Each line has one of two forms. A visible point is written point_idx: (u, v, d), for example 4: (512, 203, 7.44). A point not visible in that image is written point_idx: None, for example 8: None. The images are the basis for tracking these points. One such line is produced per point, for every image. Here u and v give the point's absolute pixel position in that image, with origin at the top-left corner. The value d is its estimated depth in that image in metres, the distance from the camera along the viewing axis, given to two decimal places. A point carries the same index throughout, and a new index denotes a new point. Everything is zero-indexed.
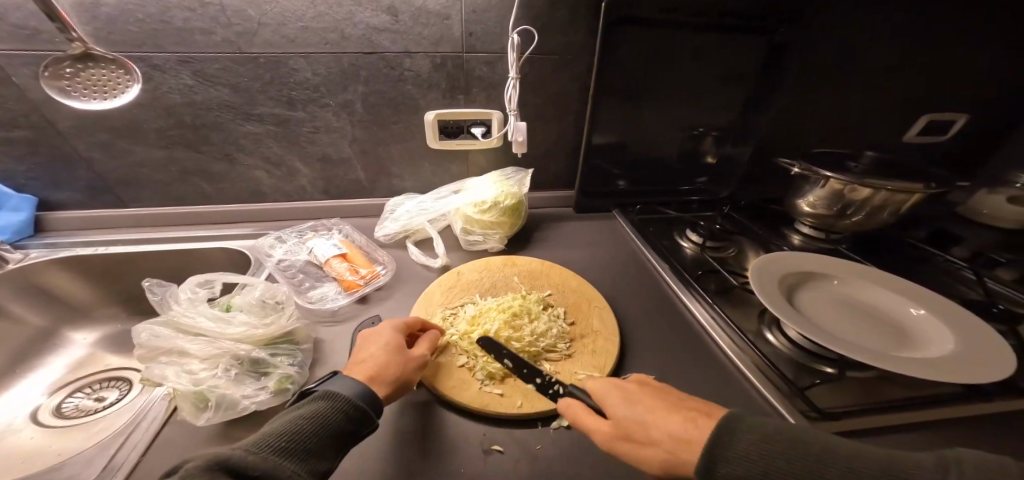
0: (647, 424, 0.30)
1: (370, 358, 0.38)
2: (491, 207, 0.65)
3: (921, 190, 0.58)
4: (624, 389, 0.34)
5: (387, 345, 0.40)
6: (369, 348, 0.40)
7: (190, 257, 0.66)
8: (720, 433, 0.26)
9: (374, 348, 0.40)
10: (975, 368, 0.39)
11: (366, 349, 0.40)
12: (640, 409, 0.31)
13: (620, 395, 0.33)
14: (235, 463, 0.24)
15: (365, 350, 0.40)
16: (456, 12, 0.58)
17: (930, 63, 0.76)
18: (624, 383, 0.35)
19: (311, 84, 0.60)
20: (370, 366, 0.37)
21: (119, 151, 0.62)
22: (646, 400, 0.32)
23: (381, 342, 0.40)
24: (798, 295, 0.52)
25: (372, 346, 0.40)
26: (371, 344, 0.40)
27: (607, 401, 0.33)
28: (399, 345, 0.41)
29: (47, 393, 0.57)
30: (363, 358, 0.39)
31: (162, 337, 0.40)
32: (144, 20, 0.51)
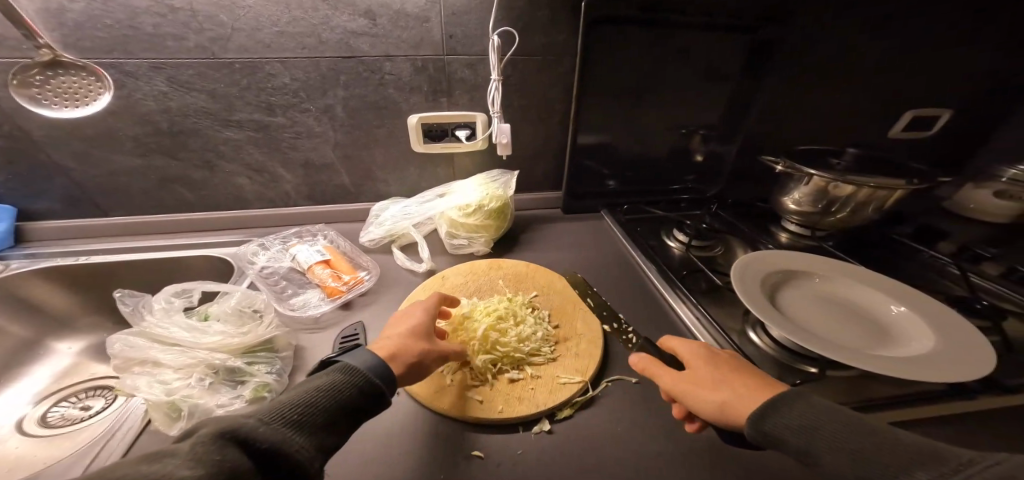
0: (719, 383, 0.33)
1: (392, 342, 0.38)
2: (476, 209, 0.65)
3: (903, 185, 0.59)
4: (715, 354, 0.37)
5: (411, 327, 0.40)
6: (394, 332, 0.40)
7: (173, 265, 0.65)
8: (777, 401, 0.29)
9: (398, 333, 0.39)
10: (956, 366, 0.39)
11: (391, 332, 0.40)
12: (718, 372, 0.34)
13: (710, 359, 0.36)
14: (245, 434, 0.23)
15: (391, 333, 0.40)
16: (435, 14, 0.58)
17: (913, 59, 0.77)
18: (716, 351, 0.38)
19: (290, 89, 0.60)
20: (390, 347, 0.37)
21: (97, 159, 0.61)
22: (726, 368, 0.35)
23: (408, 328, 0.40)
24: (780, 295, 0.52)
25: (399, 330, 0.40)
26: (398, 329, 0.40)
27: (693, 360, 0.37)
28: (428, 333, 0.41)
29: (34, 401, 0.57)
30: (386, 339, 0.39)
31: (137, 348, 0.39)
32: (113, 26, 0.50)
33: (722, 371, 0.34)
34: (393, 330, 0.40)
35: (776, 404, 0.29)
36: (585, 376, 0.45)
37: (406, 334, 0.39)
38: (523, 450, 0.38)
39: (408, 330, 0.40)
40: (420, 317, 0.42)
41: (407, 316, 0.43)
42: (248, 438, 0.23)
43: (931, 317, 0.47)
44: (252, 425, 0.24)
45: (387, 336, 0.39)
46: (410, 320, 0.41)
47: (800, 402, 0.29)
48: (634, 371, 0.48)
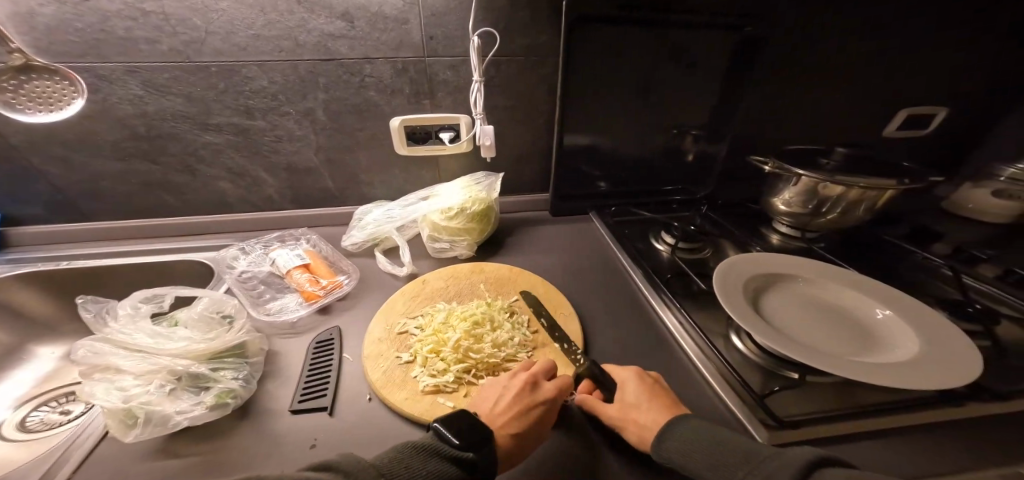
0: (641, 413, 0.37)
1: (529, 437, 0.35)
2: (458, 212, 0.64)
3: (894, 185, 0.57)
4: (644, 381, 0.40)
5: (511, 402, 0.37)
6: (530, 421, 0.36)
7: (154, 270, 0.65)
8: (673, 434, 0.34)
9: (533, 425, 0.36)
10: (941, 373, 0.38)
11: (526, 419, 0.36)
12: (642, 400, 0.38)
13: (639, 386, 0.40)
14: None
15: (526, 422, 0.36)
16: (414, 16, 0.57)
17: (905, 57, 0.75)
18: (646, 378, 0.41)
19: (268, 93, 0.60)
20: (519, 443, 0.35)
21: (76, 164, 0.61)
22: (651, 398, 0.38)
23: (546, 420, 0.37)
24: (763, 299, 0.51)
25: (525, 417, 0.36)
26: (523, 412, 0.37)
27: (624, 386, 0.40)
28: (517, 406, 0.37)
29: (13, 406, 0.56)
30: (509, 426, 0.35)
31: (100, 354, 0.38)
32: (85, 30, 0.50)
33: (646, 399, 0.38)
34: (509, 411, 0.36)
35: (677, 433, 0.34)
36: None
37: (541, 427, 0.36)
38: None
39: (541, 422, 0.37)
40: (557, 402, 0.39)
41: (536, 396, 0.38)
42: None
43: (916, 321, 0.46)
44: None
45: (521, 425, 0.35)
46: (548, 407, 0.38)
47: (691, 432, 0.34)
48: None
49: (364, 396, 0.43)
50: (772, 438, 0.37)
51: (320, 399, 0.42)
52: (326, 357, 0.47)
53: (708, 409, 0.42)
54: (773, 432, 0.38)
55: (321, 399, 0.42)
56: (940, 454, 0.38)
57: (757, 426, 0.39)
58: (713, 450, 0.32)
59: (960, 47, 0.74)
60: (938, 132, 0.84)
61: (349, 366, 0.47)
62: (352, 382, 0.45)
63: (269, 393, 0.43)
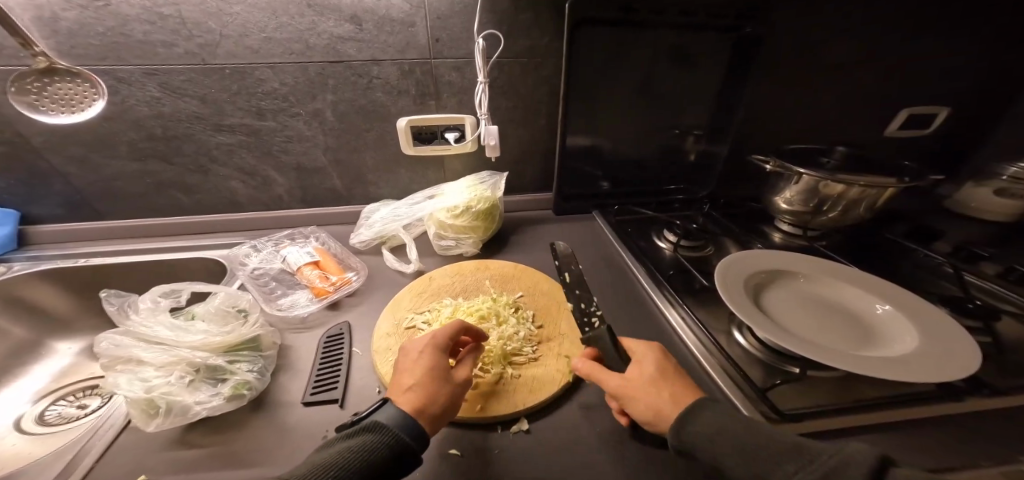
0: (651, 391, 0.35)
1: (425, 384, 0.36)
2: (463, 210, 0.65)
3: (894, 183, 0.58)
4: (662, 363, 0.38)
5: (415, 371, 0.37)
6: (414, 372, 0.37)
7: (167, 267, 0.67)
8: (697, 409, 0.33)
9: (419, 372, 0.37)
10: (940, 365, 0.39)
11: (410, 374, 0.37)
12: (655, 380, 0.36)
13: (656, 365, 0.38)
14: None
15: (410, 376, 0.37)
16: (421, 19, 0.59)
17: (906, 56, 0.76)
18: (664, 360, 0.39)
19: (279, 94, 0.61)
20: (415, 393, 0.35)
21: (94, 164, 0.63)
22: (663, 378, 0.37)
23: (431, 361, 0.38)
24: (764, 295, 0.52)
25: (410, 372, 0.37)
26: (405, 372, 0.38)
27: (641, 362, 0.39)
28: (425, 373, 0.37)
29: (33, 400, 0.58)
30: (396, 390, 0.36)
31: (122, 347, 0.40)
32: (106, 33, 0.52)
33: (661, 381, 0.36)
34: (396, 379, 0.38)
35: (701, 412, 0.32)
36: (565, 377, 0.45)
37: (429, 370, 0.37)
38: (499, 449, 0.38)
39: (428, 368, 0.37)
40: (431, 346, 0.39)
41: (412, 352, 0.40)
42: None
43: (916, 316, 0.47)
44: None
45: (408, 380, 0.36)
46: (425, 355, 0.38)
47: (714, 411, 0.32)
48: None
49: (374, 388, 0.44)
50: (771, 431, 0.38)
51: (331, 392, 0.43)
52: (336, 351, 0.49)
53: None
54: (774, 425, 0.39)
55: (333, 392, 0.43)
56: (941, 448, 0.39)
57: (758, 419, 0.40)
58: (734, 424, 0.31)
59: (961, 46, 0.75)
60: (939, 131, 0.85)
61: (359, 360, 0.48)
62: (363, 375, 0.46)
63: (282, 386, 0.44)
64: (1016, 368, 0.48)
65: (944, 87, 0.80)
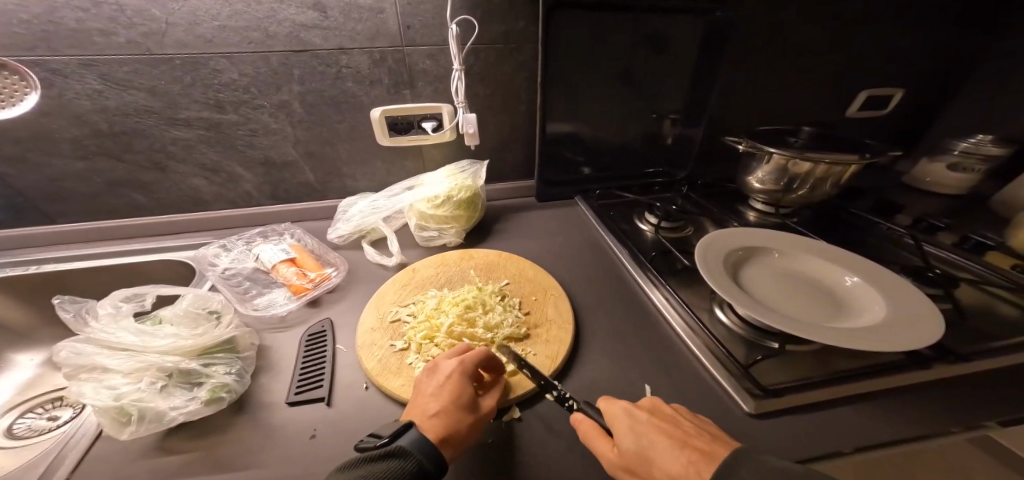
0: (649, 462, 0.31)
1: (450, 414, 0.35)
2: (445, 201, 0.64)
3: (856, 161, 0.61)
4: (634, 421, 0.33)
5: (440, 396, 0.36)
6: (440, 399, 0.36)
7: (130, 271, 0.62)
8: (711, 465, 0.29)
9: (444, 400, 0.36)
10: (907, 333, 0.41)
11: (435, 400, 0.36)
12: (647, 442, 0.31)
13: (632, 425, 0.33)
14: None
15: (435, 402, 0.36)
16: (390, 5, 0.56)
17: (865, 41, 0.79)
18: (639, 413, 0.34)
19: (239, 86, 0.58)
20: (439, 421, 0.34)
21: (35, 164, 0.58)
22: (652, 436, 0.32)
23: (457, 389, 0.36)
24: (742, 273, 0.54)
25: (436, 397, 0.36)
26: (431, 396, 0.37)
27: (622, 423, 0.34)
28: (453, 399, 0.36)
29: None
30: (420, 414, 0.35)
31: (83, 354, 0.37)
32: (32, 21, 0.47)
33: (652, 439, 0.31)
34: (421, 400, 0.37)
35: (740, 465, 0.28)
36: (555, 363, 0.45)
37: (455, 399, 0.36)
38: (493, 438, 0.38)
39: (455, 394, 0.36)
40: (459, 373, 0.38)
41: (439, 376, 0.38)
42: None
43: (881, 286, 0.50)
44: None
45: (433, 406, 0.36)
46: (451, 381, 0.37)
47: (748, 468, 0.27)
48: (605, 354, 0.49)
49: (362, 385, 0.43)
50: (757, 406, 0.40)
51: (318, 391, 0.42)
52: (319, 349, 0.47)
53: (696, 382, 0.45)
54: (757, 400, 0.41)
55: (319, 391, 0.42)
56: (908, 416, 0.42)
57: (743, 396, 0.42)
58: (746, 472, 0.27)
59: (913, 30, 0.79)
60: (896, 112, 0.89)
61: (343, 357, 0.47)
62: (349, 372, 0.45)
63: (264, 387, 0.42)
64: (970, 333, 0.52)
65: (899, 70, 0.84)
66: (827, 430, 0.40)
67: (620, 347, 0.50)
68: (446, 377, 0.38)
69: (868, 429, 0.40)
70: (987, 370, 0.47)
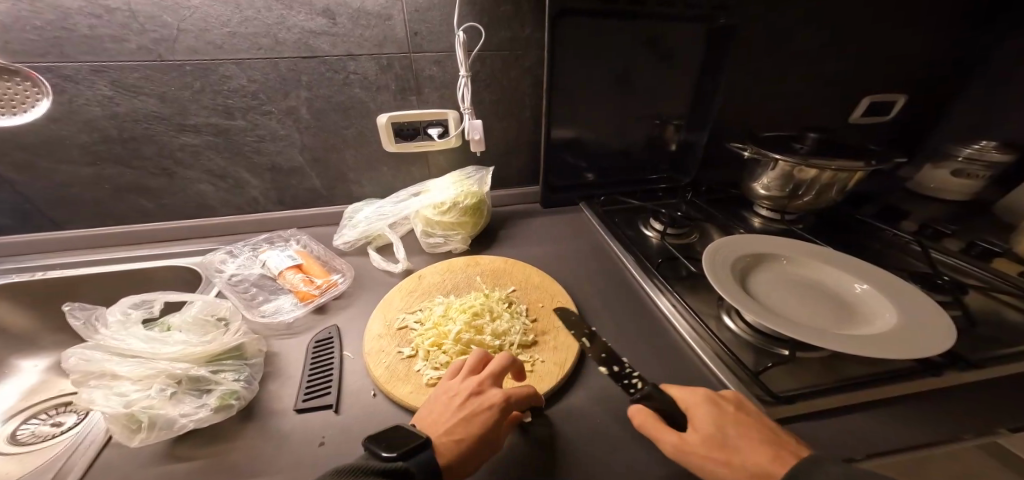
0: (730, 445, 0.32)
1: (473, 447, 0.33)
2: (451, 207, 0.64)
3: (862, 167, 0.61)
4: (722, 409, 0.35)
5: (471, 423, 0.34)
6: (469, 427, 0.34)
7: (137, 276, 0.63)
8: None
9: (475, 432, 0.34)
10: (919, 341, 0.41)
11: (463, 425, 0.34)
12: (730, 431, 0.33)
13: (713, 414, 0.35)
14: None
15: (463, 428, 0.34)
16: (398, 12, 0.57)
17: (867, 47, 0.80)
18: (722, 405, 0.36)
19: (248, 92, 0.58)
20: (460, 451, 0.33)
21: (44, 169, 0.58)
22: (736, 425, 0.34)
23: (490, 428, 0.34)
24: (750, 279, 0.54)
25: (465, 423, 0.34)
26: (460, 418, 0.35)
27: (695, 414, 0.35)
28: (482, 436, 0.34)
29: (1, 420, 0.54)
30: (443, 433, 0.34)
31: (92, 361, 0.37)
32: (45, 28, 0.48)
33: (736, 429, 0.33)
34: (449, 417, 0.35)
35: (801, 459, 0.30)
36: (563, 369, 0.45)
37: (487, 436, 0.34)
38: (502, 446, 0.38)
39: (486, 431, 0.34)
40: (498, 410, 0.36)
41: (477, 402, 0.36)
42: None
43: (890, 293, 0.49)
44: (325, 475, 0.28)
45: (459, 431, 0.34)
46: (490, 413, 0.35)
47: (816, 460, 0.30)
48: (614, 361, 0.48)
49: (369, 391, 0.43)
50: (767, 413, 0.40)
51: (326, 397, 0.42)
52: (327, 356, 0.47)
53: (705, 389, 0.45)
54: (768, 407, 0.41)
55: (327, 398, 0.42)
56: (920, 423, 0.41)
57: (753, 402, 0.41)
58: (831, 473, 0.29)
59: (915, 35, 0.79)
60: (898, 117, 0.90)
61: (351, 364, 0.47)
62: (356, 379, 0.45)
63: (272, 394, 0.42)
64: (980, 340, 0.52)
65: (901, 75, 0.84)
66: (840, 436, 0.39)
67: (628, 354, 0.49)
68: (487, 407, 0.36)
69: (881, 435, 0.40)
70: (998, 376, 0.47)
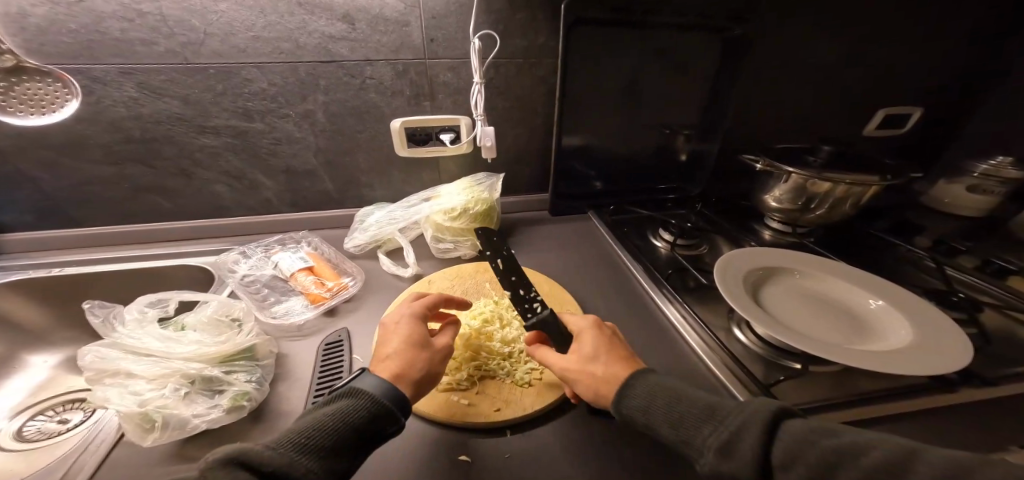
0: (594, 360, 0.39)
1: (405, 352, 0.38)
2: (461, 213, 0.65)
3: (877, 182, 0.60)
4: (601, 334, 0.42)
5: (400, 338, 0.39)
6: (394, 342, 0.39)
7: (152, 275, 0.64)
8: None
9: (400, 340, 0.39)
10: (933, 359, 0.40)
11: (390, 344, 0.39)
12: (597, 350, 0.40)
13: (593, 338, 0.41)
14: (258, 461, 0.24)
15: (390, 345, 0.39)
16: (416, 19, 0.58)
17: (881, 60, 0.79)
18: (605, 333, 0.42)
19: (267, 95, 0.59)
20: (397, 359, 0.37)
21: (67, 168, 0.60)
22: (609, 348, 0.40)
23: (411, 332, 0.40)
24: (762, 291, 0.54)
25: (390, 342, 0.39)
26: (386, 342, 0.40)
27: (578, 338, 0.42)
28: (411, 341, 0.39)
29: (9, 415, 0.54)
30: (378, 358, 0.38)
31: (107, 359, 0.38)
32: (78, 31, 0.49)
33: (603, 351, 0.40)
34: (378, 349, 0.39)
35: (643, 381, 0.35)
36: None
37: (409, 338, 0.39)
38: (510, 453, 0.38)
39: (410, 337, 0.39)
40: (409, 320, 0.41)
41: (390, 326, 0.42)
42: (257, 463, 0.24)
43: (907, 310, 0.49)
44: (274, 451, 0.26)
45: (389, 348, 0.39)
46: (404, 326, 0.41)
47: (653, 387, 0.35)
48: None
49: None
50: None
51: None
52: (337, 358, 0.47)
53: None
54: None
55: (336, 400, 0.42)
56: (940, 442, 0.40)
57: None
58: (666, 406, 0.33)
59: (930, 48, 0.79)
60: (913, 131, 0.89)
61: (360, 367, 0.47)
62: None
63: (283, 396, 0.42)
64: (1000, 359, 0.51)
65: (916, 88, 0.84)
66: None
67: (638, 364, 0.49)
68: (401, 323, 0.41)
69: None
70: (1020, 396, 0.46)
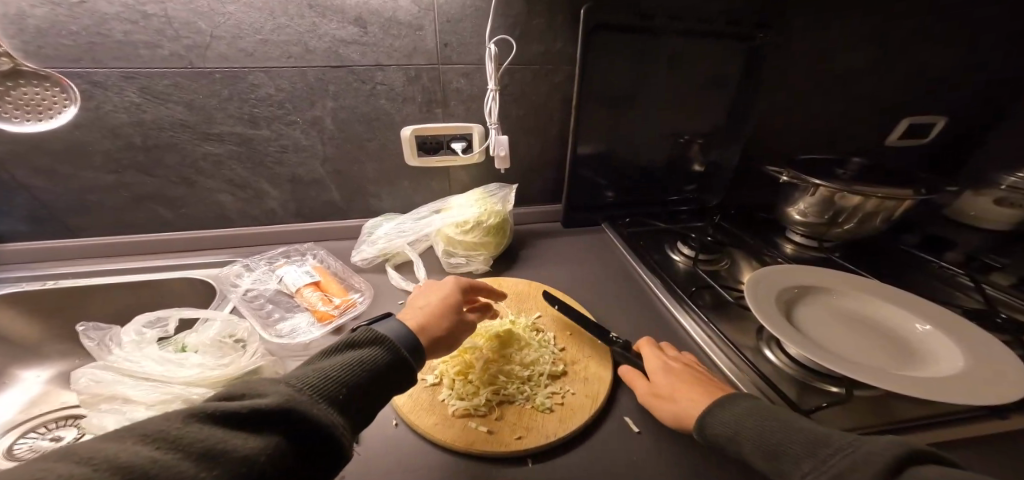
0: (676, 391, 0.39)
1: (437, 310, 0.41)
2: (474, 226, 0.62)
3: (911, 196, 0.58)
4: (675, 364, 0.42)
5: (441, 297, 0.43)
6: (433, 298, 0.43)
7: (153, 286, 0.61)
8: None
9: (438, 299, 0.43)
10: (992, 388, 0.37)
11: (429, 298, 0.44)
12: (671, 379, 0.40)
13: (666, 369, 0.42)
14: (295, 411, 0.24)
15: (428, 299, 0.43)
16: (430, 23, 0.56)
17: (906, 67, 0.77)
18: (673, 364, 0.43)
19: (274, 101, 0.57)
20: (427, 311, 0.41)
21: (65, 176, 0.57)
22: (685, 378, 0.40)
23: (450, 294, 0.44)
24: (795, 310, 0.51)
25: (428, 297, 0.44)
26: (428, 296, 0.44)
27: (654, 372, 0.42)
28: (451, 305, 0.43)
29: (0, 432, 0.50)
30: (413, 305, 0.43)
31: (102, 382, 0.35)
32: (80, 33, 0.47)
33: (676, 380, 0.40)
34: (420, 298, 0.44)
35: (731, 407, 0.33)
36: (595, 404, 0.42)
37: (448, 300, 0.43)
38: None
39: (449, 298, 0.44)
40: (455, 285, 0.46)
41: (435, 286, 0.47)
42: (296, 412, 0.24)
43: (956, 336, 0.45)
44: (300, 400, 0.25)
45: (426, 301, 0.43)
46: (447, 287, 0.46)
47: (745, 409, 0.32)
48: None
49: (391, 422, 0.40)
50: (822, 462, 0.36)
51: None
52: None
53: None
54: None
55: None
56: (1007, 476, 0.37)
57: None
58: (756, 423, 0.31)
59: (956, 55, 0.77)
60: (936, 140, 0.87)
61: None
62: None
63: None
64: None
65: (940, 96, 0.82)
66: None
67: None
68: (451, 287, 0.46)
69: None
70: None
